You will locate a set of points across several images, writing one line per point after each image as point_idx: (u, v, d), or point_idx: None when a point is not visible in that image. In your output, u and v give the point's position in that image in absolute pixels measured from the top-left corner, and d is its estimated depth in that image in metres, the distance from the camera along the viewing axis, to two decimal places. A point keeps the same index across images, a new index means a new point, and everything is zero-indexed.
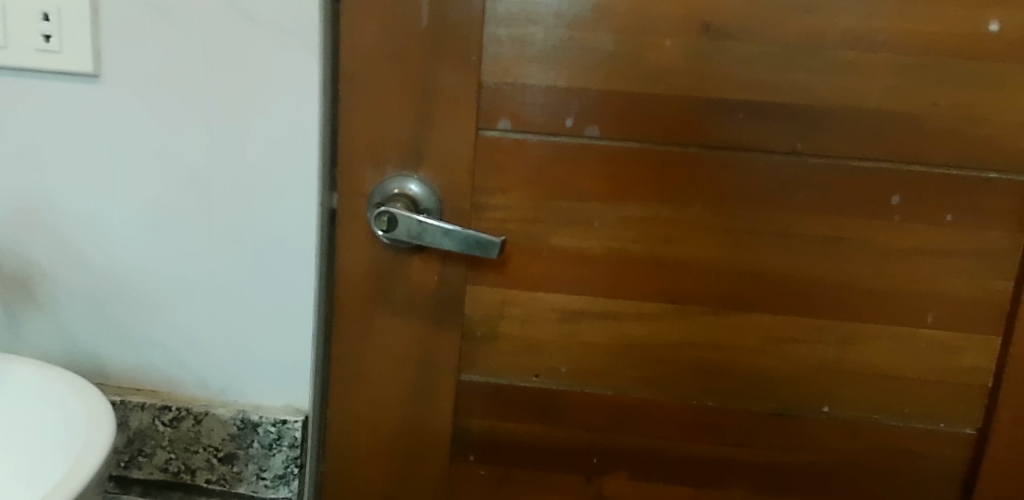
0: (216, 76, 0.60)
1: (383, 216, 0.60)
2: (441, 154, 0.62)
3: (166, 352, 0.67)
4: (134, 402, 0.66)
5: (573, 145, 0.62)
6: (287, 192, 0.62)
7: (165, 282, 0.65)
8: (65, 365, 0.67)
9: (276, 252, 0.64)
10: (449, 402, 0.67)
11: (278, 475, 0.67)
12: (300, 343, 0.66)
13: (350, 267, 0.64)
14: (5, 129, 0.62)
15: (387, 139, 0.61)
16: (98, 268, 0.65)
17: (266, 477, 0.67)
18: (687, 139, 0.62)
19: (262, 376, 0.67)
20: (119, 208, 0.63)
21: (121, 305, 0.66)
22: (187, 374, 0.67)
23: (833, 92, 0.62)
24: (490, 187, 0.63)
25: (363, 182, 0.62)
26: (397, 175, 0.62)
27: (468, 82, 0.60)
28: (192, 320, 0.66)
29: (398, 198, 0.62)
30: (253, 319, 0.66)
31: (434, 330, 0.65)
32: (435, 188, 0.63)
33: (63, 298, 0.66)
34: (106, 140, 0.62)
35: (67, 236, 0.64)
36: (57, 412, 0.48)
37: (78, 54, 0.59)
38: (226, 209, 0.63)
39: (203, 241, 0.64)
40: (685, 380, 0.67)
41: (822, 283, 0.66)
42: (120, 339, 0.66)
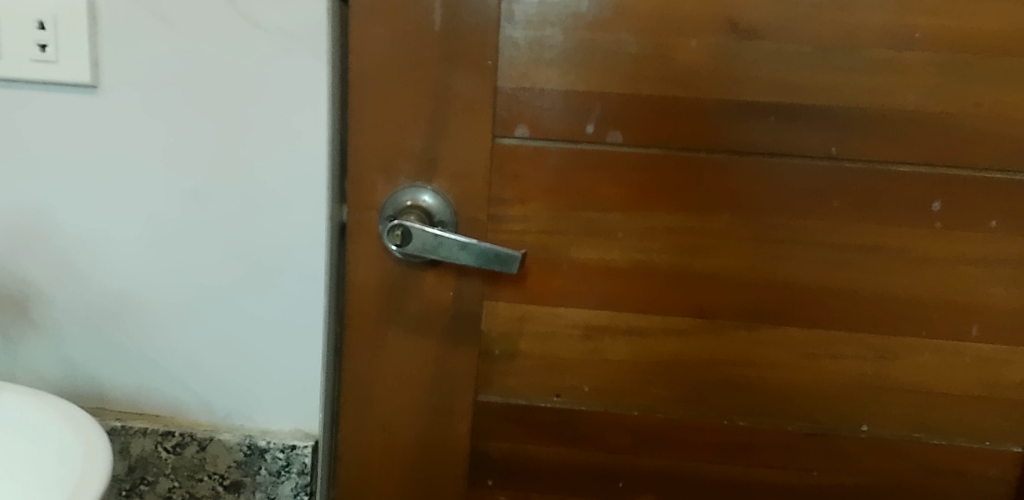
0: (220, 85, 0.57)
1: (397, 230, 0.56)
2: (455, 164, 0.59)
3: (169, 374, 0.64)
4: (135, 428, 0.63)
5: (594, 153, 0.59)
6: (294, 205, 0.59)
7: (167, 301, 0.62)
8: (62, 388, 0.64)
9: (285, 270, 0.61)
10: (466, 424, 0.63)
11: None
12: (309, 364, 0.63)
13: (360, 284, 0.60)
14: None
15: (399, 149, 0.58)
16: (97, 287, 0.62)
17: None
18: (715, 144, 0.59)
19: (269, 399, 0.64)
20: (119, 224, 0.61)
21: (122, 325, 0.63)
22: (191, 398, 0.64)
23: (868, 94, 0.58)
24: (507, 198, 0.60)
25: (374, 194, 0.59)
26: (410, 186, 0.59)
27: (482, 88, 0.57)
28: (195, 340, 0.63)
29: (411, 211, 0.58)
30: (260, 340, 0.63)
31: (450, 349, 0.62)
32: (450, 199, 0.60)
33: (60, 319, 0.63)
34: (105, 154, 0.59)
35: (66, 253, 0.61)
36: (53, 448, 0.45)
37: (76, 63, 0.56)
38: (230, 225, 0.60)
39: (206, 258, 0.61)
40: (715, 398, 0.64)
41: (858, 294, 0.62)
42: (121, 362, 0.64)
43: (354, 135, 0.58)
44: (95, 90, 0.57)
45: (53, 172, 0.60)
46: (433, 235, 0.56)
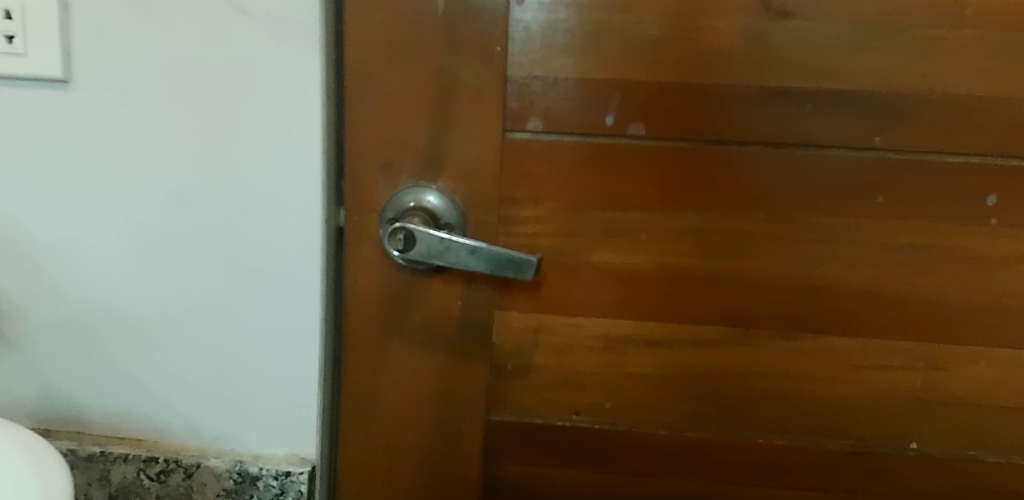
0: (203, 78, 0.52)
1: (398, 232, 0.51)
2: (463, 162, 0.54)
3: (152, 395, 0.59)
4: (115, 454, 0.58)
5: (613, 147, 0.54)
6: (287, 209, 0.54)
7: (149, 315, 0.57)
8: (37, 411, 0.59)
9: (280, 281, 0.56)
10: (477, 446, 0.58)
11: None
12: (304, 383, 0.58)
13: (359, 295, 0.55)
14: None
15: (401, 146, 0.53)
16: (74, 302, 0.57)
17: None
18: (748, 135, 0.54)
19: (262, 422, 0.59)
20: (96, 233, 0.56)
21: (102, 342, 0.58)
22: (176, 421, 0.59)
23: (915, 78, 0.53)
24: (520, 198, 0.55)
25: (374, 197, 0.54)
26: (412, 185, 0.53)
27: (491, 77, 0.52)
28: (181, 358, 0.58)
29: (414, 213, 0.53)
30: (252, 357, 0.58)
31: (459, 365, 0.56)
32: (457, 199, 0.54)
33: (34, 336, 0.58)
34: (80, 156, 0.54)
35: (39, 264, 0.57)
36: (9, 484, 0.39)
37: (45, 56, 0.51)
38: (217, 231, 0.55)
39: (191, 268, 0.56)
40: (750, 415, 0.58)
41: (906, 298, 0.56)
42: (101, 382, 0.59)
43: (351, 131, 0.53)
44: (67, 85, 0.53)
45: (24, 176, 0.55)
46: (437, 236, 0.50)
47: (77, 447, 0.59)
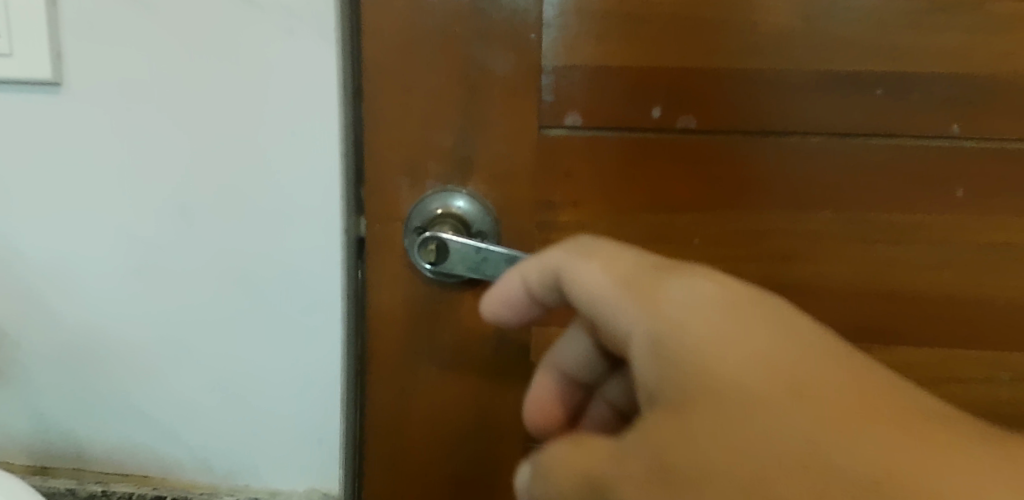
0: (207, 77, 0.47)
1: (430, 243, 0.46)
2: (495, 163, 0.48)
3: (158, 429, 0.54)
4: (119, 493, 0.54)
5: (660, 142, 0.49)
6: (302, 221, 0.50)
7: (154, 339, 0.52)
8: (32, 448, 0.54)
9: (295, 299, 0.51)
10: (516, 479, 0.52)
11: None
12: (325, 412, 0.53)
13: (382, 314, 0.49)
14: None
15: (427, 147, 0.47)
16: (71, 326, 0.52)
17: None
18: (810, 125, 0.48)
19: (278, 455, 0.54)
20: (94, 250, 0.51)
21: (102, 372, 0.53)
22: (185, 455, 0.54)
23: (997, 58, 0.47)
24: (558, 201, 0.49)
25: (397, 204, 0.48)
26: (441, 190, 0.48)
27: (524, 68, 0.47)
28: (189, 387, 0.53)
29: (443, 221, 0.48)
30: (267, 384, 0.53)
31: (493, 389, 0.50)
32: (489, 204, 0.49)
33: (29, 365, 0.53)
34: (74, 166, 0.49)
35: (33, 287, 0.52)
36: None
37: (31, 57, 0.46)
38: (226, 248, 0.50)
39: (198, 288, 0.51)
40: None
41: (987, 303, 0.51)
42: (102, 415, 0.54)
43: (371, 132, 0.47)
44: (58, 88, 0.48)
45: (13, 190, 0.50)
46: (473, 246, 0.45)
47: (77, 486, 0.54)
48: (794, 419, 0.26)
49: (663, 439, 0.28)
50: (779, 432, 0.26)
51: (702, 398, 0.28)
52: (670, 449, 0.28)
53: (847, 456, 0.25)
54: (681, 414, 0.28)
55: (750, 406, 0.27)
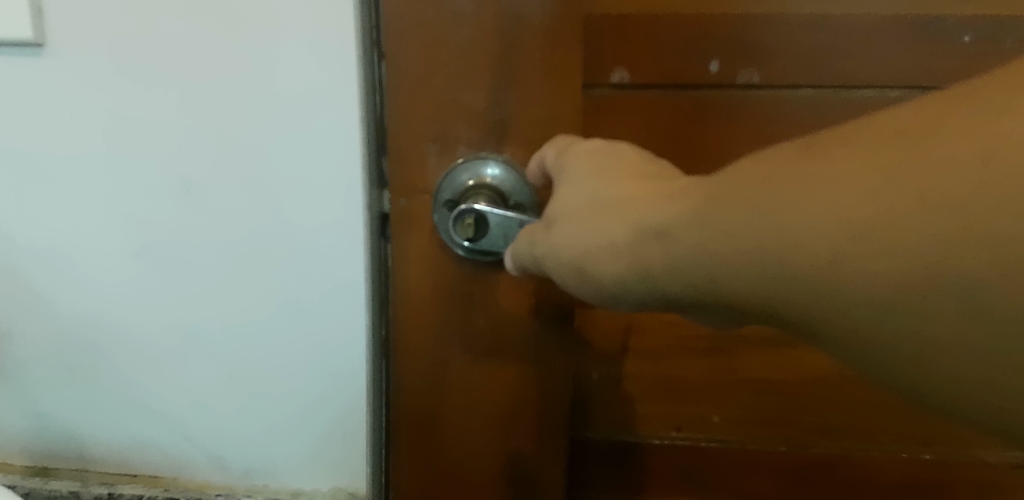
0: (208, 35, 0.42)
1: (469, 216, 0.40)
2: (534, 125, 0.42)
3: (168, 426, 0.50)
4: (127, 496, 0.50)
5: (716, 99, 0.44)
6: (318, 197, 0.44)
7: (160, 328, 0.48)
8: (33, 448, 0.50)
9: (314, 283, 0.46)
10: (560, 476, 0.47)
11: None
12: (351, 404, 0.49)
13: (411, 299, 0.44)
14: None
15: (456, 110, 0.41)
16: (69, 315, 0.48)
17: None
18: (889, 78, 0.43)
19: (299, 451, 0.50)
20: (89, 234, 0.46)
21: (104, 365, 0.49)
22: (199, 453, 0.50)
23: None
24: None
25: (425, 176, 0.42)
26: (474, 157, 0.42)
27: (568, 16, 0.40)
28: (201, 380, 0.49)
29: (476, 191, 0.41)
30: (285, 376, 0.48)
31: (534, 379, 0.45)
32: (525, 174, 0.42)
33: (27, 360, 0.49)
34: (63, 140, 0.44)
35: (27, 273, 0.47)
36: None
37: (10, 13, 0.41)
38: (234, 228, 0.45)
39: (206, 273, 0.46)
40: (891, 423, 0.47)
41: None
42: (106, 412, 0.49)
43: (393, 94, 0.41)
44: (40, 50, 0.42)
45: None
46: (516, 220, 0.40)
47: (81, 489, 0.50)
48: (604, 193, 0.31)
49: (553, 210, 0.33)
50: (585, 187, 0.32)
51: (567, 196, 0.33)
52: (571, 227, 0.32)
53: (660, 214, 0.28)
54: (556, 199, 0.34)
55: (589, 193, 0.32)
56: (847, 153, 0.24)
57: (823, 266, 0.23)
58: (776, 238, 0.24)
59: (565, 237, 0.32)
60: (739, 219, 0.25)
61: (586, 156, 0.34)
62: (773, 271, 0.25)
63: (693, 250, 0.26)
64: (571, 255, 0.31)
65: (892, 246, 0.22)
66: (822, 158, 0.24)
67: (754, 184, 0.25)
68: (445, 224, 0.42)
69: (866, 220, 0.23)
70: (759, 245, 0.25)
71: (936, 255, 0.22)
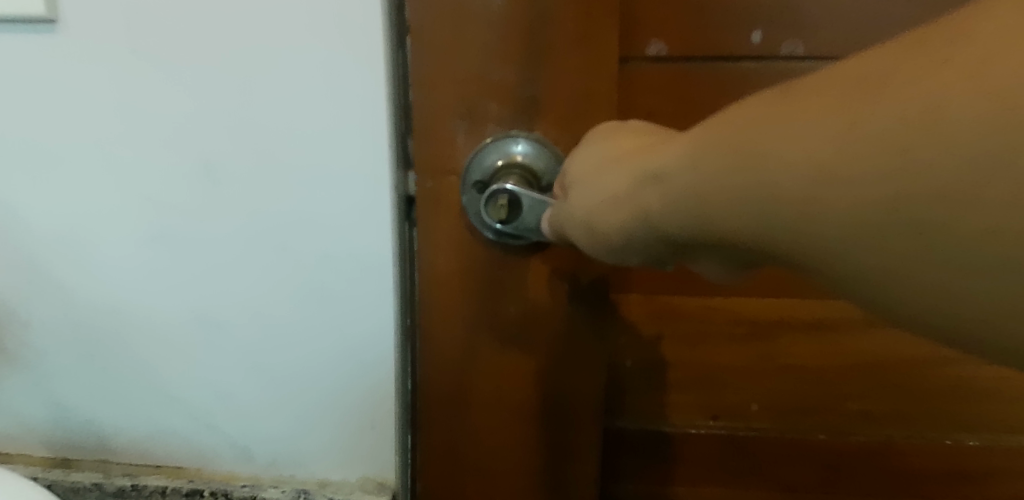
0: (226, 11, 0.40)
1: (500, 196, 0.38)
2: (567, 101, 0.40)
3: (190, 415, 0.49)
4: (150, 488, 0.49)
5: (761, 75, 0.41)
6: (341, 180, 0.43)
7: (180, 316, 0.46)
8: (54, 439, 0.50)
9: (337, 270, 0.45)
10: (593, 466, 0.46)
11: None
12: (377, 394, 0.47)
13: (439, 283, 0.43)
14: None
15: (486, 86, 0.39)
16: (87, 303, 0.47)
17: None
18: None
19: (325, 441, 0.49)
20: (106, 219, 0.45)
21: (124, 354, 0.47)
22: (222, 443, 0.49)
23: None
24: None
25: (453, 156, 0.41)
26: (507, 135, 0.40)
27: None
28: (222, 368, 0.47)
29: (508, 171, 0.40)
30: (309, 365, 0.47)
31: (567, 366, 0.43)
32: (559, 154, 0.40)
33: (45, 349, 0.47)
34: (78, 122, 0.43)
35: (45, 259, 0.46)
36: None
37: None
38: (255, 212, 0.44)
39: (227, 258, 0.45)
40: (937, 411, 0.45)
41: None
42: (126, 402, 0.48)
43: (420, 70, 0.40)
44: (54, 26, 0.41)
45: (11, 151, 0.43)
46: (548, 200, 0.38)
47: (103, 480, 0.49)
48: (614, 152, 0.30)
49: (571, 175, 0.32)
50: (599, 151, 0.31)
51: (585, 159, 0.32)
52: (580, 183, 0.31)
53: (653, 161, 0.26)
54: (573, 165, 0.32)
55: (598, 155, 0.31)
56: (806, 99, 0.20)
57: (795, 201, 0.20)
58: (748, 177, 0.21)
59: (580, 197, 0.30)
60: (714, 164, 0.23)
61: (605, 128, 0.33)
62: (760, 220, 0.21)
63: (684, 195, 0.24)
64: (583, 216, 0.30)
65: (847, 193, 0.19)
66: (778, 108, 0.21)
67: (729, 133, 0.22)
68: (475, 206, 0.41)
69: (826, 166, 0.19)
70: (743, 191, 0.22)
71: (889, 196, 0.18)
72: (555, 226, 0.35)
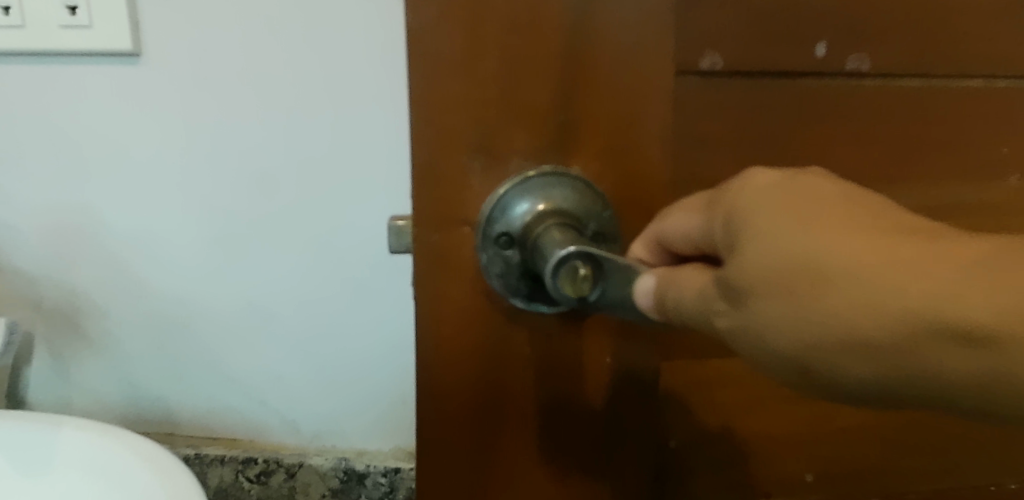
0: (277, 48, 0.48)
1: (569, 264, 0.23)
2: (618, 124, 0.28)
3: (244, 393, 0.56)
4: (211, 455, 0.56)
5: (858, 95, 0.32)
6: (364, 200, 0.51)
7: (234, 307, 0.54)
8: (125, 412, 0.57)
9: (368, 272, 0.53)
10: None
11: None
12: (402, 373, 0.56)
13: (447, 377, 0.29)
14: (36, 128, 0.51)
15: (510, 105, 0.26)
16: (156, 295, 0.54)
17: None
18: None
19: (361, 415, 0.57)
20: (172, 227, 0.53)
21: (185, 338, 0.55)
22: (273, 418, 0.57)
23: None
24: (690, 186, 0.31)
25: (461, 202, 0.27)
26: (540, 174, 0.27)
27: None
28: (271, 354, 0.55)
29: (543, 223, 0.26)
30: (345, 350, 0.55)
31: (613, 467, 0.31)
32: (603, 196, 0.28)
33: (119, 335, 0.55)
34: (154, 143, 0.51)
35: (119, 256, 0.54)
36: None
37: (112, 28, 0.48)
38: (298, 223, 0.52)
39: (272, 261, 0.53)
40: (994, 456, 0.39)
41: None
42: (187, 379, 0.56)
43: (421, 89, 0.26)
44: (135, 59, 0.49)
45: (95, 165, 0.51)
46: (631, 265, 0.24)
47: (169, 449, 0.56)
48: (824, 256, 0.21)
49: (742, 277, 0.21)
50: (785, 248, 0.21)
51: (763, 258, 0.21)
52: (769, 301, 0.21)
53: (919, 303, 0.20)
54: (741, 257, 0.22)
55: (797, 257, 0.21)
56: None
57: None
58: None
59: (788, 325, 0.21)
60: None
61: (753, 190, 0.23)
62: None
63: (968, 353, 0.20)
64: (789, 346, 0.21)
65: None
66: None
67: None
68: (500, 268, 0.27)
69: None
70: None
71: None
72: (673, 307, 0.23)
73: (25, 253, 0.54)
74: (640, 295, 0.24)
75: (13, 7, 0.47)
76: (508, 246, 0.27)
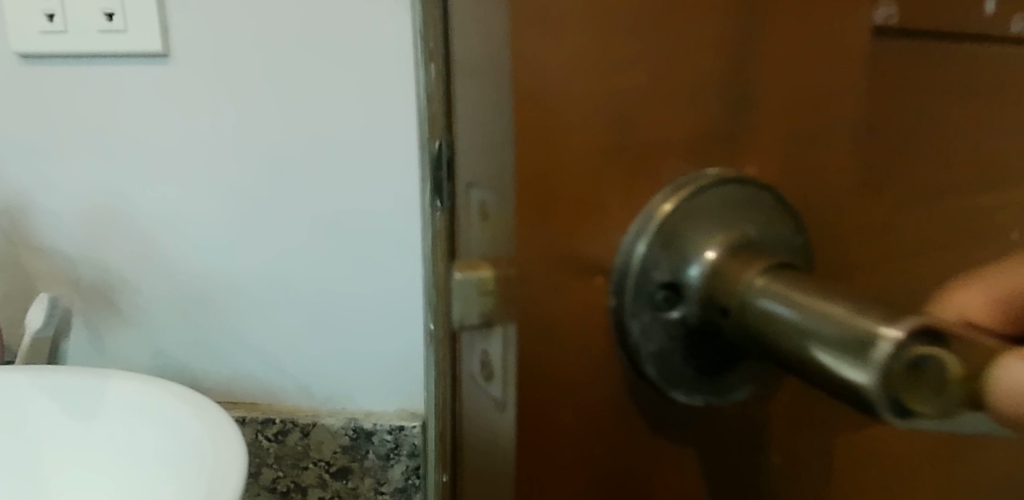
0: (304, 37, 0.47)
1: (913, 353, 0.12)
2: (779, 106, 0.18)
3: (262, 358, 0.53)
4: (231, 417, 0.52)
5: None
6: (385, 175, 0.49)
7: (256, 283, 0.52)
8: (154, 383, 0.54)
9: (385, 239, 0.50)
10: None
11: (400, 489, 0.52)
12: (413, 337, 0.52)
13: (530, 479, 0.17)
14: (69, 118, 0.50)
15: (641, 87, 0.16)
16: (181, 275, 0.52)
17: (384, 493, 0.52)
18: None
19: (375, 378, 0.52)
20: (196, 205, 0.51)
21: (210, 311, 0.52)
22: (289, 383, 0.53)
23: None
24: (871, 203, 0.19)
25: (581, 235, 0.17)
26: (713, 182, 0.17)
27: None
28: (290, 321, 0.52)
29: (734, 274, 0.16)
30: (361, 317, 0.51)
31: None
32: (798, 215, 0.18)
33: (151, 308, 0.53)
34: (180, 132, 0.49)
35: (148, 235, 0.52)
36: (173, 438, 0.39)
37: (145, 28, 0.47)
38: (322, 197, 0.49)
39: (292, 234, 0.50)
40: None
41: None
42: (213, 356, 0.53)
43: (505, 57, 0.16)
44: (166, 60, 0.48)
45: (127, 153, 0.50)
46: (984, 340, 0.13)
47: None
48: None
49: None
50: None
51: None
52: None
53: None
54: None
55: None
56: None
57: None
58: None
59: None
60: None
61: None
62: None
63: None
64: None
65: None
66: None
67: None
68: (658, 343, 0.17)
69: None
70: None
71: None
72: None
73: (51, 241, 0.53)
74: (1011, 400, 0.12)
75: (57, 14, 0.48)
76: (674, 307, 0.16)
